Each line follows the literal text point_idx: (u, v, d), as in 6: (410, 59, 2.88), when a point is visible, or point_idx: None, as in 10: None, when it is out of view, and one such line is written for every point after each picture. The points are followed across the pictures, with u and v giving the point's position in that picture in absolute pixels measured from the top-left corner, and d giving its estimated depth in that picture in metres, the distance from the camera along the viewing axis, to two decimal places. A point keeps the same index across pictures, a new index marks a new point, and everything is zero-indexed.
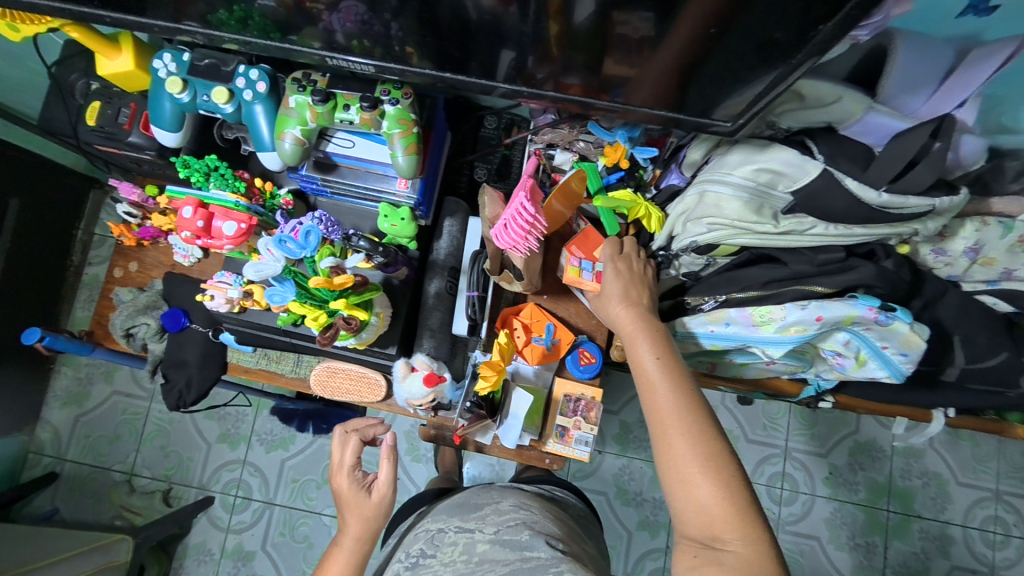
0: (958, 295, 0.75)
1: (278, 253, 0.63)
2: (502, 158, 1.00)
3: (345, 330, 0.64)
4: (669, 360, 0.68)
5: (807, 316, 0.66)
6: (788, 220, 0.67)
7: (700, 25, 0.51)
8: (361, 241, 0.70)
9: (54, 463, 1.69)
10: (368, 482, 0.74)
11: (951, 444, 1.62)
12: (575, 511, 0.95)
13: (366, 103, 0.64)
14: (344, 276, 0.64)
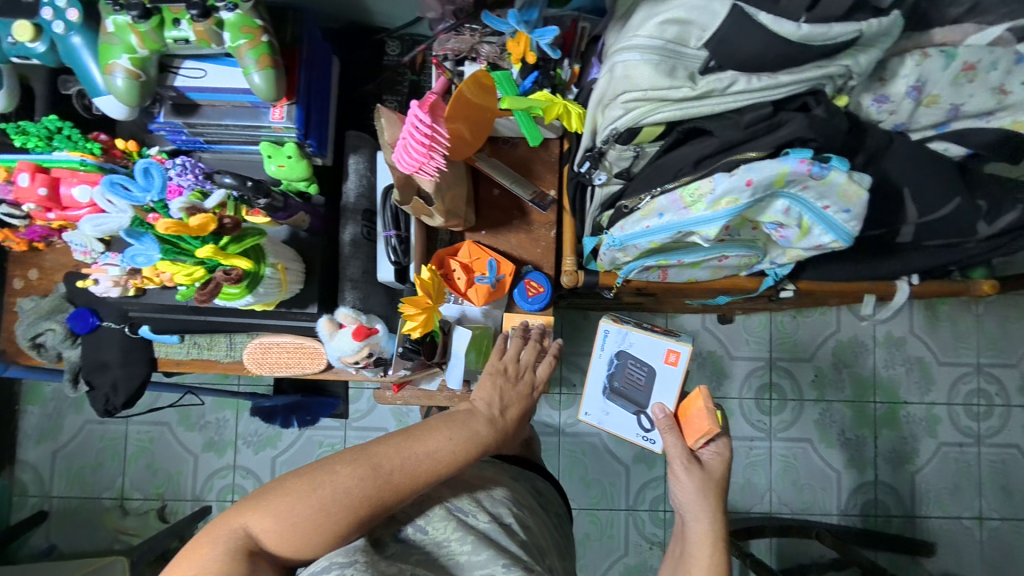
0: (906, 143, 0.68)
1: (120, 202, 0.59)
2: (412, 85, 0.90)
3: (226, 282, 0.58)
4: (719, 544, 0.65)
5: (737, 183, 0.58)
6: (706, 79, 0.61)
7: None
8: (226, 177, 0.62)
9: (42, 501, 1.63)
10: (491, 411, 0.65)
11: (930, 326, 1.62)
12: (557, 509, 0.82)
13: (195, 10, 0.55)
14: (200, 216, 0.56)
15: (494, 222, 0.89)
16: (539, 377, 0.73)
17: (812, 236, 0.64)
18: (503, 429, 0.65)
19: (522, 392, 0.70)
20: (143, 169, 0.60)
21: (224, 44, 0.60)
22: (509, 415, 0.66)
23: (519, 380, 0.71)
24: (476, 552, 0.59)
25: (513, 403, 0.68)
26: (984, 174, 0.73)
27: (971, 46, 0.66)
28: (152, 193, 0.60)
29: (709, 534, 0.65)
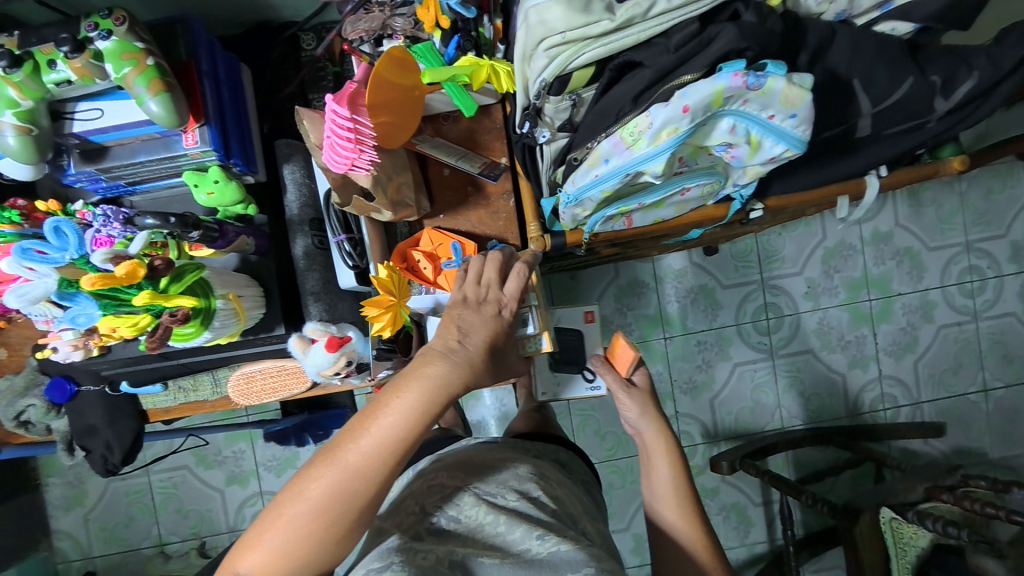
0: (848, 32, 0.65)
1: (39, 268, 0.56)
2: (336, 78, 0.85)
3: (172, 324, 0.58)
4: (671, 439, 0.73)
5: (673, 112, 0.56)
6: (625, 7, 0.58)
7: None
8: (148, 218, 0.60)
9: (84, 564, 1.66)
10: (449, 346, 0.55)
11: (915, 214, 1.62)
12: (584, 476, 0.84)
13: (65, 46, 0.50)
14: (123, 265, 0.55)
15: (450, 203, 0.86)
16: (508, 292, 0.61)
17: (764, 150, 0.62)
18: (465, 360, 0.55)
19: (493, 314, 0.59)
20: (55, 228, 0.56)
21: (109, 77, 0.55)
22: (472, 344, 0.56)
23: (489, 307, 0.60)
24: (511, 529, 0.58)
25: (476, 332, 0.57)
26: (937, 48, 0.70)
27: None
28: (70, 251, 0.57)
29: (663, 440, 0.72)
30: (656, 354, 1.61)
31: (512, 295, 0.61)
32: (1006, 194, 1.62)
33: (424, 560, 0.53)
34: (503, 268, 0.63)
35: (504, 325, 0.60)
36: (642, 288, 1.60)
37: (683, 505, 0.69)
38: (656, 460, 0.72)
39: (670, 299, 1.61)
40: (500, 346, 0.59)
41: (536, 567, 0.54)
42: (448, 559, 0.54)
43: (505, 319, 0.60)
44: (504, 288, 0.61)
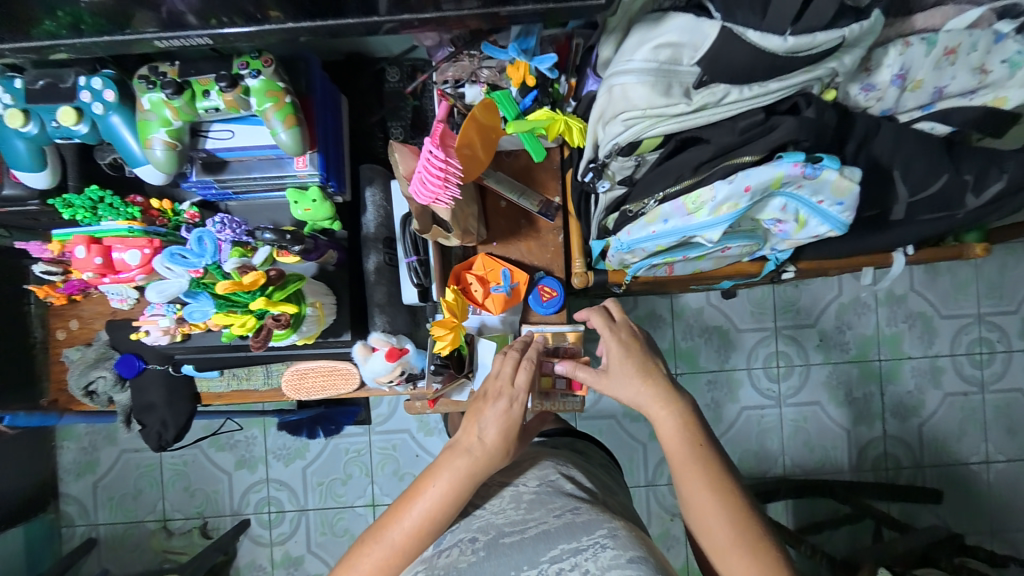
0: (893, 128, 0.72)
1: (177, 269, 0.65)
2: (415, 110, 0.93)
3: (276, 327, 0.67)
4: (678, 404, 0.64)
5: (736, 190, 0.64)
6: (700, 93, 0.64)
7: None
8: (267, 234, 0.69)
9: (89, 529, 1.71)
10: (473, 442, 0.64)
11: (930, 280, 1.67)
12: (601, 460, 0.88)
13: (223, 82, 0.59)
14: (252, 274, 0.64)
15: (504, 233, 0.92)
16: (519, 387, 0.69)
17: (810, 227, 0.70)
18: (483, 454, 0.64)
19: (507, 408, 0.67)
20: (198, 237, 0.66)
21: (251, 109, 0.64)
22: (488, 438, 0.65)
23: (502, 407, 0.67)
24: (529, 511, 0.64)
25: (493, 424, 0.66)
26: (972, 147, 0.77)
27: (952, 30, 0.69)
28: (206, 257, 0.66)
29: (665, 394, 0.64)
30: None
31: (522, 389, 0.69)
32: (1020, 271, 1.67)
33: (447, 557, 0.60)
34: (518, 362, 0.72)
35: (517, 416, 0.67)
36: (657, 321, 1.66)
37: (708, 466, 0.60)
38: (672, 433, 0.63)
39: (685, 336, 1.66)
40: (515, 435, 0.67)
41: (552, 536, 0.58)
42: (469, 547, 0.60)
43: (521, 411, 0.68)
44: (515, 381, 0.69)
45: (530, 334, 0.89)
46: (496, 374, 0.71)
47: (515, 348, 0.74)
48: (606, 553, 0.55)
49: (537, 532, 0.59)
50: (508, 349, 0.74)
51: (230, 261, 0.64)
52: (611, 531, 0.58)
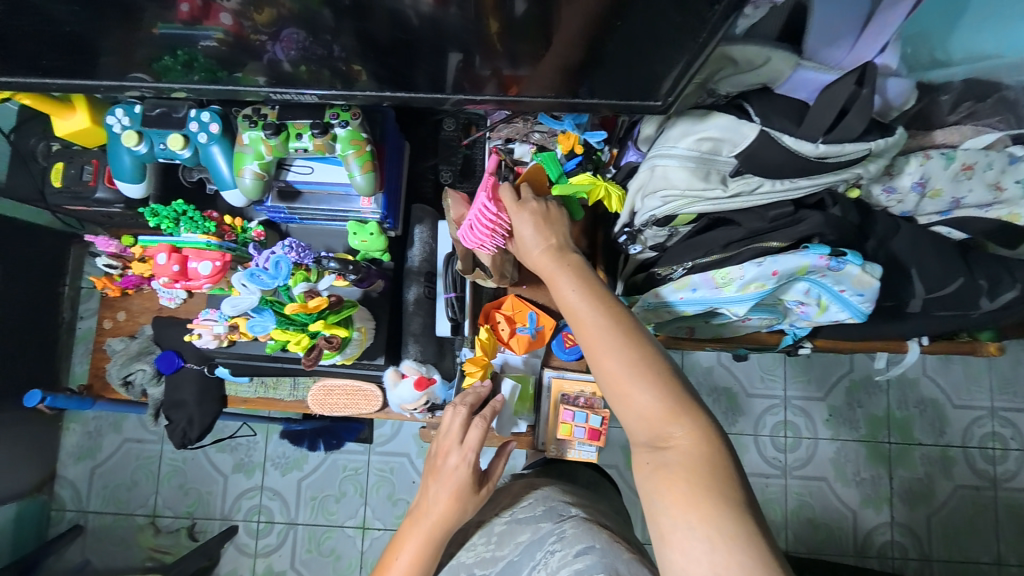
0: (911, 229, 0.78)
1: (252, 287, 0.72)
2: (465, 158, 1.00)
3: (328, 348, 0.75)
4: (589, 289, 0.68)
5: (764, 272, 0.71)
6: (735, 183, 0.70)
7: (593, 14, 0.58)
8: (333, 263, 0.80)
9: (78, 516, 1.71)
10: (431, 511, 0.72)
11: (943, 368, 1.68)
12: (589, 478, 0.98)
13: (317, 129, 0.71)
14: (318, 299, 0.72)
15: (535, 278, 0.93)
16: (469, 446, 0.74)
17: (830, 312, 0.76)
18: (438, 523, 0.71)
19: (456, 466, 0.73)
20: (275, 261, 0.73)
21: (335, 152, 0.76)
22: (441, 504, 0.71)
23: (451, 468, 0.73)
24: (500, 547, 0.73)
25: (443, 490, 0.72)
26: (986, 254, 0.82)
27: (969, 149, 0.75)
28: (279, 279, 0.73)
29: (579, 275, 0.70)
30: None
31: (470, 447, 0.73)
32: None
33: None
34: (468, 419, 0.76)
35: (465, 477, 0.72)
36: None
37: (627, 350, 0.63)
38: (623, 379, 0.62)
39: None
40: (467, 494, 0.72)
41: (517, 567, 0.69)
42: None
43: (468, 471, 0.73)
44: (465, 439, 0.74)
45: (550, 378, 0.93)
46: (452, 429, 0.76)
47: (466, 401, 0.78)
48: (557, 558, 0.65)
49: (505, 565, 0.71)
50: (460, 403, 0.78)
51: (301, 286, 0.72)
52: (560, 534, 0.68)
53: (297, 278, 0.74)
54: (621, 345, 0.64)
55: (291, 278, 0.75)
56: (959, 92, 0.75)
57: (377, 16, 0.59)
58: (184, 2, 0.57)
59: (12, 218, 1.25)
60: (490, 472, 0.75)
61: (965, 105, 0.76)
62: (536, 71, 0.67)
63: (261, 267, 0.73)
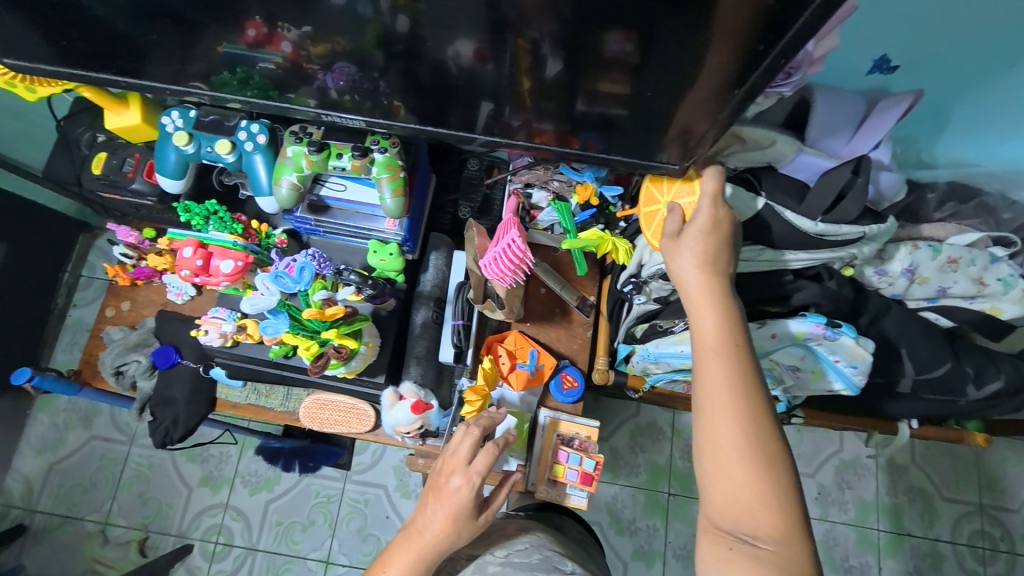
0: (900, 311, 0.82)
1: (273, 288, 0.76)
2: (484, 197, 1.05)
3: (335, 357, 0.76)
4: (730, 330, 0.64)
5: (763, 334, 0.74)
6: (745, 248, 0.73)
7: (617, 85, 0.64)
8: (352, 275, 0.82)
9: (24, 515, 1.62)
10: (428, 530, 0.72)
11: (932, 458, 1.67)
12: (578, 535, 0.97)
13: (358, 152, 0.77)
14: (335, 308, 0.74)
15: (540, 317, 0.96)
16: (476, 470, 0.73)
17: (825, 380, 0.78)
18: (431, 545, 0.71)
19: (459, 489, 0.72)
20: (300, 266, 0.76)
21: (369, 174, 0.81)
22: (437, 526, 0.71)
23: (452, 490, 0.72)
24: None
25: (440, 513, 0.72)
26: (971, 343, 0.86)
27: (954, 244, 0.80)
28: (301, 284, 0.76)
29: (721, 302, 0.66)
30: (656, 508, 1.56)
31: (476, 472, 0.73)
32: (1022, 468, 1.66)
33: None
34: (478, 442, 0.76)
35: (465, 501, 0.72)
36: (658, 433, 1.62)
37: (741, 406, 0.61)
38: (724, 432, 0.61)
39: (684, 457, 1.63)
40: (464, 516, 0.72)
41: None
42: None
43: (470, 496, 0.72)
44: (472, 462, 0.74)
45: (545, 418, 0.93)
46: (455, 447, 0.76)
47: (478, 425, 0.77)
48: None
49: None
50: (473, 424, 0.78)
51: (321, 293, 0.75)
52: None
53: (318, 285, 0.76)
54: (733, 356, 0.63)
55: (312, 285, 0.77)
56: (943, 191, 0.82)
57: (426, 64, 0.66)
58: (252, 29, 0.63)
59: (32, 200, 1.28)
60: (490, 496, 0.76)
61: (949, 204, 0.82)
62: (559, 126, 0.73)
63: (285, 271, 0.77)
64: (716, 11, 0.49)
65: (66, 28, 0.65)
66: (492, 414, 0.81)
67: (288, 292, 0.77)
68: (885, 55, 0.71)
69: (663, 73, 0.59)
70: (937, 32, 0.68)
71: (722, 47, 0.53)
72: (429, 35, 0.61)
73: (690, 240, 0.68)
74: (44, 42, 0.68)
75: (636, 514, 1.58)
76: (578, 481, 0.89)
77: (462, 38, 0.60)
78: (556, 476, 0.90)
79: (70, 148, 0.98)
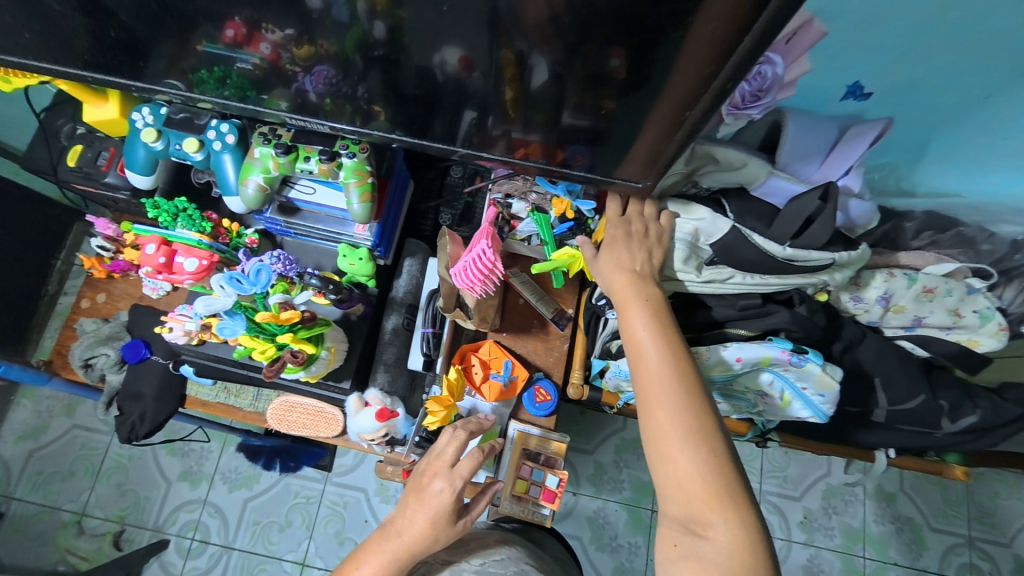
0: (877, 340, 0.80)
1: (229, 290, 0.75)
2: (466, 205, 1.04)
3: (291, 362, 0.74)
4: (661, 326, 0.68)
5: (727, 357, 0.73)
6: (708, 269, 0.73)
7: (593, 107, 0.63)
8: (313, 279, 0.79)
9: (1, 501, 1.61)
10: (405, 531, 0.72)
11: (920, 487, 1.64)
12: (557, 552, 1.00)
13: (325, 156, 0.76)
14: (291, 312, 0.74)
15: (514, 327, 0.95)
16: (460, 475, 0.73)
17: (794, 408, 0.76)
18: (408, 547, 0.71)
19: (440, 492, 0.72)
20: (257, 268, 0.78)
21: (338, 178, 0.80)
22: (416, 527, 0.71)
23: (435, 492, 0.72)
24: None
25: (420, 515, 0.72)
26: (949, 376, 0.84)
27: (931, 274, 0.81)
28: (257, 287, 0.78)
29: (649, 300, 0.69)
30: (639, 525, 1.54)
31: (459, 476, 0.73)
32: (1013, 502, 1.63)
33: None
34: (464, 446, 0.76)
35: (445, 505, 0.72)
36: (643, 449, 1.60)
37: (679, 397, 0.63)
38: (670, 430, 0.62)
39: None
40: (441, 521, 0.72)
41: None
42: None
43: (452, 499, 0.72)
44: (456, 466, 0.74)
45: (515, 431, 0.90)
46: (439, 450, 0.76)
47: (466, 428, 0.78)
48: None
49: None
50: (459, 428, 0.78)
51: (276, 296, 0.75)
52: None
53: (275, 288, 0.77)
54: (665, 350, 0.66)
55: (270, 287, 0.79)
56: (921, 221, 0.83)
57: (401, 72, 0.65)
58: (231, 29, 0.62)
59: (22, 186, 1.28)
60: (471, 504, 0.76)
61: (927, 233, 0.84)
62: (536, 136, 0.72)
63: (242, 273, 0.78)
64: (696, 33, 0.48)
65: (46, 19, 0.64)
66: (479, 420, 0.82)
67: (246, 295, 0.78)
68: (858, 83, 0.70)
69: (650, 94, 0.58)
70: (910, 61, 0.66)
71: (703, 70, 0.51)
72: (410, 42, 0.60)
73: (613, 246, 0.72)
74: (24, 33, 0.68)
75: (618, 530, 1.55)
76: (541, 497, 0.87)
77: (448, 45, 0.59)
78: (519, 491, 0.88)
79: (52, 137, 0.98)
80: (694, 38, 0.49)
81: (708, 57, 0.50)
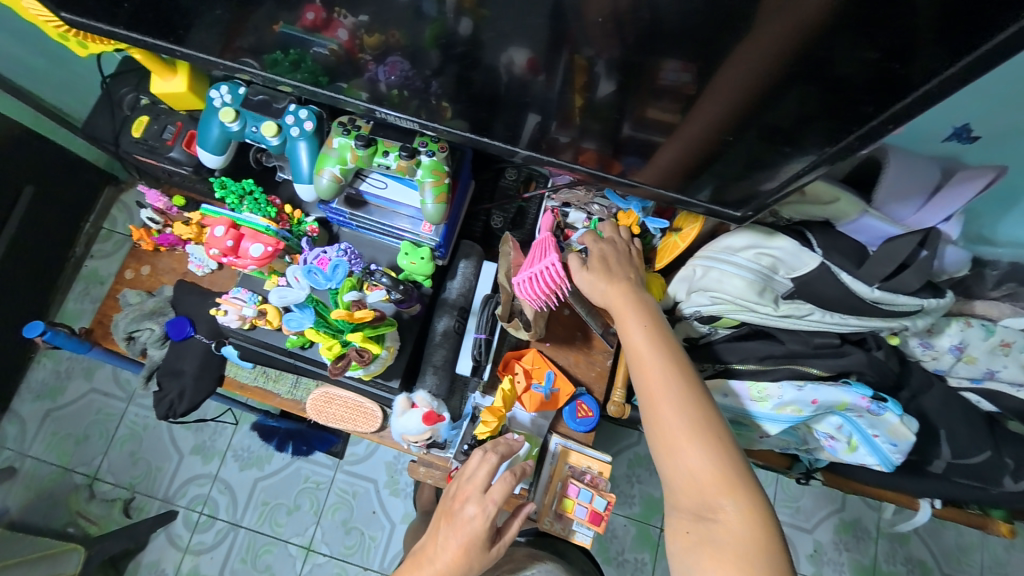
0: (943, 389, 0.78)
1: (304, 282, 0.77)
2: (518, 209, 1.02)
3: (357, 360, 0.74)
4: (656, 328, 0.71)
5: (803, 398, 0.71)
6: (786, 304, 0.71)
7: (716, 133, 0.61)
8: (383, 278, 0.80)
9: (15, 458, 1.61)
10: (439, 557, 0.70)
11: (935, 531, 1.61)
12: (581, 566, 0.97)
13: (405, 153, 0.75)
14: (365, 311, 0.75)
15: (560, 339, 0.93)
16: (491, 499, 0.71)
17: (858, 453, 0.75)
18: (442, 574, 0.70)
19: (472, 518, 0.70)
20: (334, 264, 0.78)
21: (413, 176, 0.79)
22: (448, 554, 0.70)
23: (466, 518, 0.71)
24: None
25: (452, 542, 0.70)
26: (1010, 432, 0.82)
27: (1008, 327, 0.78)
28: (332, 282, 0.79)
29: (641, 305, 0.73)
30: (647, 542, 1.52)
31: (491, 501, 0.71)
32: None
33: None
34: (496, 468, 0.74)
35: (477, 531, 0.70)
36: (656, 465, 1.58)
37: (680, 390, 0.65)
38: (677, 422, 0.63)
39: None
40: (474, 547, 0.70)
41: None
42: None
43: (484, 526, 0.70)
44: (488, 489, 0.72)
45: (556, 445, 0.89)
46: (472, 473, 0.74)
47: (497, 451, 0.76)
48: None
49: None
50: (491, 450, 0.76)
51: (352, 294, 0.76)
52: None
53: (348, 286, 0.78)
54: (661, 348, 0.69)
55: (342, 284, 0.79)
56: (1004, 271, 0.82)
57: (478, 70, 0.63)
58: (311, 12, 0.60)
59: (61, 146, 1.28)
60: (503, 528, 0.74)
61: (1007, 285, 0.82)
62: (603, 145, 0.70)
63: (318, 266, 0.79)
64: None
65: None
66: (510, 439, 0.80)
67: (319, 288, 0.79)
68: (966, 125, 0.71)
69: (751, 112, 0.56)
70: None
71: None
72: (493, 42, 0.58)
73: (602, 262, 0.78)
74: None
75: (625, 545, 1.53)
76: (587, 519, 0.84)
77: (517, 46, 0.57)
78: (564, 509, 0.85)
79: (110, 104, 0.97)
80: (774, 47, 0.48)
81: (784, 65, 0.50)
